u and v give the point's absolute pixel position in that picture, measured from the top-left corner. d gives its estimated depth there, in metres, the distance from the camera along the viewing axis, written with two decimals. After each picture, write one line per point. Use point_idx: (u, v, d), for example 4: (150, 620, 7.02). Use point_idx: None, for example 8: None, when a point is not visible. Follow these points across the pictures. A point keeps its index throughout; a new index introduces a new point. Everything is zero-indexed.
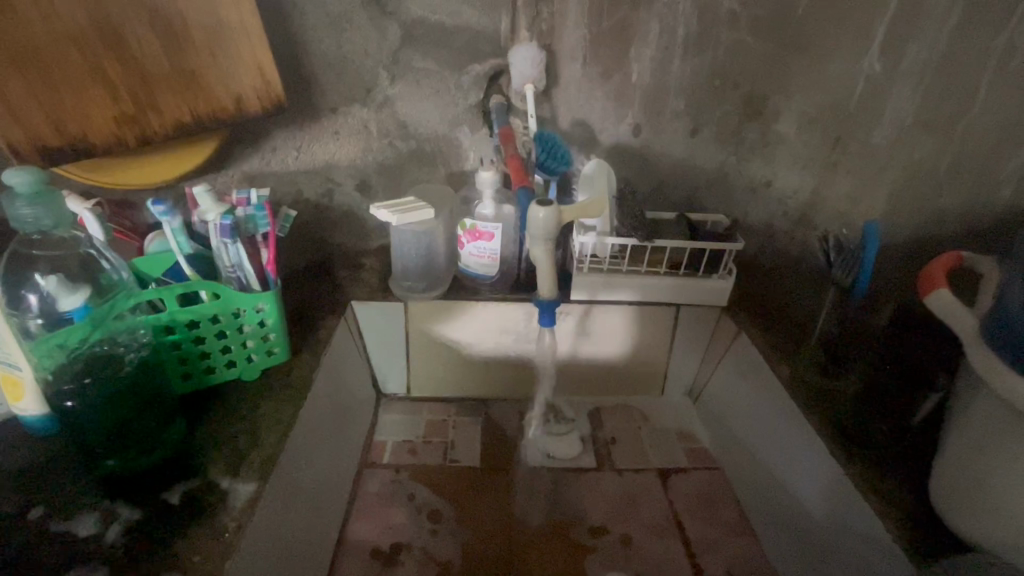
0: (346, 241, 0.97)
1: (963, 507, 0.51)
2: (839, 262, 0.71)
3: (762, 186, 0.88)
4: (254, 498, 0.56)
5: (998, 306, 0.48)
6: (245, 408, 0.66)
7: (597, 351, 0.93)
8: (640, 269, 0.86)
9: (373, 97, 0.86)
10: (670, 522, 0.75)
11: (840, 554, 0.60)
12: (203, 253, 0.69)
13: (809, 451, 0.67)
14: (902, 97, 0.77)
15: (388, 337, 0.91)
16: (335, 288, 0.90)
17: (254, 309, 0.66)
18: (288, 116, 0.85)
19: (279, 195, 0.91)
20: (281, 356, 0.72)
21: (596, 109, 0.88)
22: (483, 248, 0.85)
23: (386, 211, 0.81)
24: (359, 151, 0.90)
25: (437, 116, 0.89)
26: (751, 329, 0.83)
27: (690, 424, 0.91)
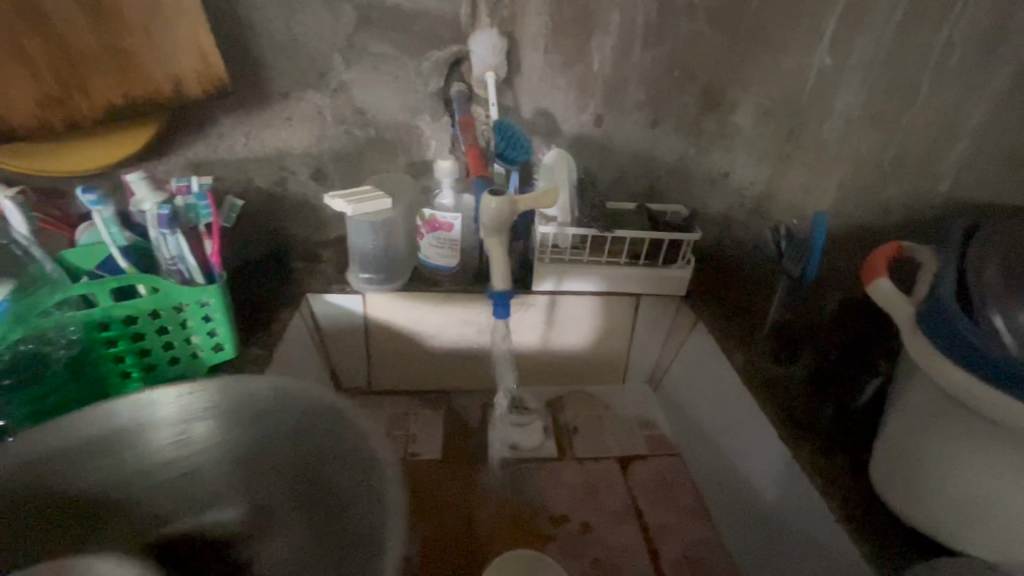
0: (302, 231, 0.93)
1: (900, 490, 0.54)
2: (790, 251, 0.73)
3: (721, 177, 0.90)
4: None
5: (931, 296, 0.51)
6: None
7: (560, 342, 0.93)
8: (601, 259, 0.86)
9: (327, 82, 0.83)
10: (628, 508, 0.76)
11: (793, 534, 0.63)
12: (140, 244, 0.65)
13: (761, 436, 0.69)
14: (851, 91, 0.76)
15: (347, 329, 0.89)
16: (291, 279, 0.87)
17: (197, 303, 0.63)
18: (235, 100, 0.81)
19: (229, 183, 0.87)
20: (230, 353, 0.68)
21: (559, 100, 0.87)
22: (442, 239, 0.84)
23: (342, 201, 0.79)
24: (313, 138, 0.87)
25: (396, 103, 0.86)
26: (708, 318, 0.85)
27: (650, 412, 0.93)
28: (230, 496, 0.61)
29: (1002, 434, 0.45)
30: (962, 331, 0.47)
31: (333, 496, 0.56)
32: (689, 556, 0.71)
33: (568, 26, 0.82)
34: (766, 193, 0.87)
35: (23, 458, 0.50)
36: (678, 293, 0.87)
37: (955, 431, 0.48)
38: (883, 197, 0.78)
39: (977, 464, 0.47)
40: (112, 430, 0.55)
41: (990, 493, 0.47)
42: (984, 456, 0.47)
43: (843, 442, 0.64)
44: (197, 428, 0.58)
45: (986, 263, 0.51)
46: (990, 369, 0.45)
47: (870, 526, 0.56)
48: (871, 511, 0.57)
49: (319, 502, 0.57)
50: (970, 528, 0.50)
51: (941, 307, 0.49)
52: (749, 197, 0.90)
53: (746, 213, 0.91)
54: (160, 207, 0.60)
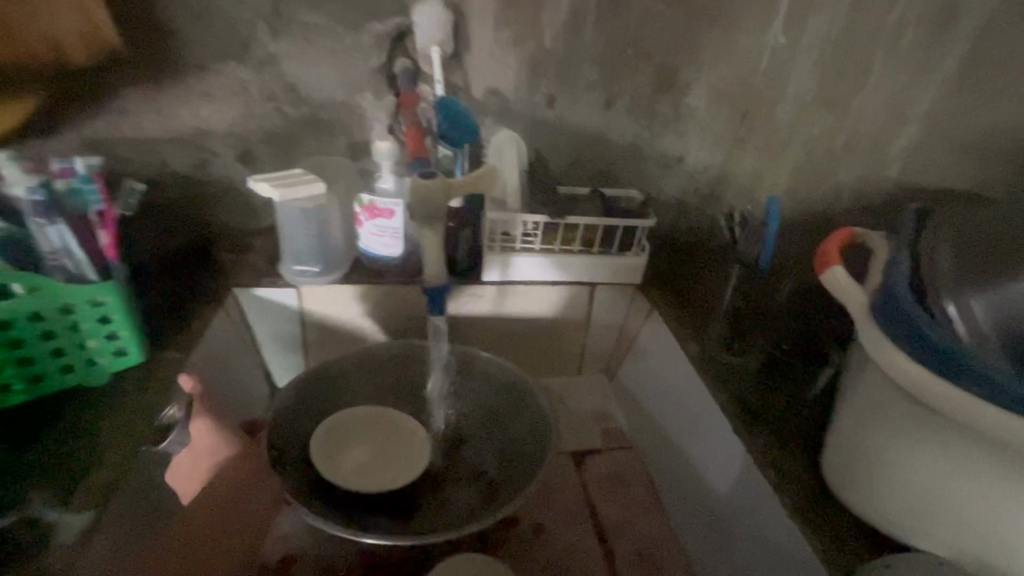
0: (228, 219, 0.85)
1: (853, 484, 0.53)
2: (744, 237, 0.71)
3: (675, 162, 0.86)
4: (89, 529, 0.47)
5: (884, 284, 0.50)
6: (85, 423, 0.56)
7: (513, 332, 0.89)
8: (554, 247, 0.82)
9: (252, 54, 0.75)
10: (583, 506, 0.73)
11: (749, 530, 0.61)
12: (11, 234, 0.56)
13: (715, 429, 0.67)
14: (806, 73, 0.75)
15: (280, 326, 0.82)
16: (216, 272, 0.79)
17: (89, 303, 0.55)
18: (142, 72, 0.72)
19: (140, 166, 0.78)
20: (135, 358, 0.61)
21: (510, 79, 0.81)
22: (384, 226, 0.78)
23: (269, 184, 0.72)
24: (237, 117, 0.78)
25: (332, 79, 0.78)
26: (663, 306, 0.82)
27: (605, 404, 0.90)
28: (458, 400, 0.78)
29: (957, 428, 0.45)
30: (920, 323, 0.45)
31: (519, 424, 0.74)
32: (643, 553, 0.69)
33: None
34: (721, 178, 0.85)
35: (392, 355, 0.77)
36: (634, 281, 0.84)
37: (909, 425, 0.47)
38: (833, 181, 0.78)
39: (930, 457, 0.47)
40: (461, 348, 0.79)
41: (941, 486, 0.47)
42: (937, 450, 0.46)
43: (795, 432, 0.64)
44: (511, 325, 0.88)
45: (936, 253, 0.50)
46: (939, 359, 0.44)
47: (821, 521, 0.55)
48: (824, 505, 0.56)
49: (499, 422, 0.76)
50: (922, 523, 0.49)
51: (895, 295, 0.48)
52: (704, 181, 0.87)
53: (700, 198, 0.88)
54: (35, 193, 0.54)
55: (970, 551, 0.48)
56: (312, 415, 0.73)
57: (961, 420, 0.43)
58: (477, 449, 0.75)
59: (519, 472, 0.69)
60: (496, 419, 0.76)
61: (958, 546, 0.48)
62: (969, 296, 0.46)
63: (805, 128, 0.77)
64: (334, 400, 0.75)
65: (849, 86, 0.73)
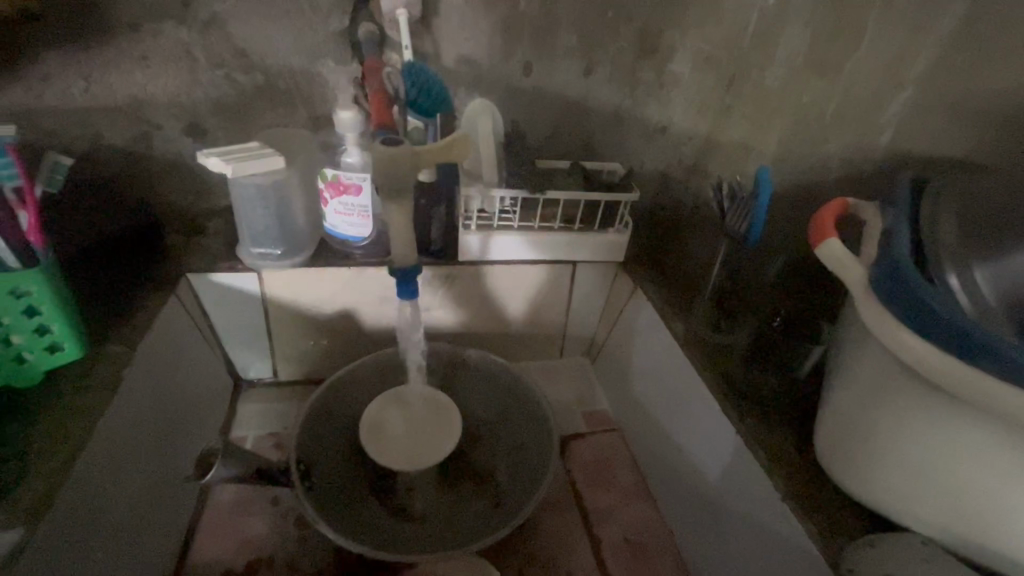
0: (178, 199, 0.78)
1: (850, 468, 0.51)
2: (731, 210, 0.68)
3: (657, 131, 0.83)
4: (19, 546, 0.42)
5: (886, 254, 0.47)
6: (15, 429, 0.50)
7: (492, 315, 0.85)
8: (532, 225, 0.77)
9: (194, 13, 0.67)
10: (568, 495, 0.71)
11: (738, 516, 0.59)
12: None
13: (703, 412, 0.65)
14: (794, 35, 0.71)
15: (240, 313, 0.76)
16: (165, 257, 0.72)
17: (11, 293, 0.49)
18: (65, 31, 0.63)
19: (69, 139, 0.70)
20: (73, 353, 0.55)
21: (483, 44, 0.75)
22: (350, 204, 0.72)
23: (218, 158, 0.64)
24: (180, 86, 0.70)
25: (289, 44, 0.71)
26: (648, 285, 0.79)
27: (588, 389, 0.87)
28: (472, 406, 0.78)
29: (966, 408, 0.42)
30: (926, 296, 0.42)
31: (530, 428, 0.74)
32: (631, 539, 0.67)
33: None
34: (704, 150, 0.82)
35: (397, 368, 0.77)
36: (617, 259, 0.81)
37: (911, 404, 0.45)
38: (822, 151, 0.74)
39: (933, 438, 0.44)
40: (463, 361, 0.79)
41: (945, 470, 0.44)
42: (943, 431, 0.43)
43: (788, 416, 0.62)
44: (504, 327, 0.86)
45: (940, 216, 0.48)
46: (955, 341, 0.41)
47: (814, 502, 0.53)
48: (818, 489, 0.54)
49: (508, 426, 0.76)
50: (924, 507, 0.47)
51: (896, 268, 0.45)
52: (688, 152, 0.83)
53: (684, 171, 0.85)
54: None
55: (971, 538, 0.46)
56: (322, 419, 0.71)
57: (969, 398, 0.41)
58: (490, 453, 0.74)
59: (526, 473, 0.69)
60: (505, 422, 0.76)
61: (960, 533, 0.46)
62: (975, 267, 0.44)
63: (795, 92, 0.74)
64: (348, 408, 0.74)
65: (840, 51, 0.70)
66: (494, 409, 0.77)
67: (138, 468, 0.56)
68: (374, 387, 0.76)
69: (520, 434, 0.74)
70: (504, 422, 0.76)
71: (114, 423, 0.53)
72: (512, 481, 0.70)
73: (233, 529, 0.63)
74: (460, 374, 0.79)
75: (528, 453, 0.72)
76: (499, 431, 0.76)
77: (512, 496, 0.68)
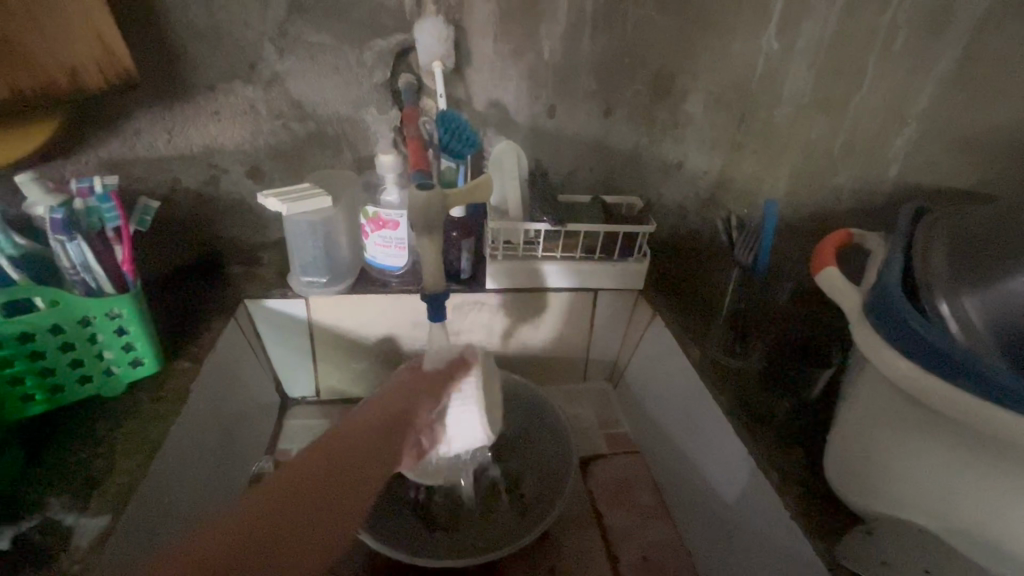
0: (240, 233, 0.88)
1: (861, 488, 0.52)
2: (742, 241, 0.72)
3: (674, 167, 0.87)
4: (105, 533, 0.49)
5: (878, 283, 0.50)
6: (103, 431, 0.58)
7: (520, 339, 0.91)
8: (555, 254, 0.83)
9: (259, 73, 0.77)
10: (589, 511, 0.74)
11: (752, 535, 0.61)
12: (34, 251, 0.57)
13: (718, 432, 0.67)
14: (800, 76, 0.76)
15: (290, 335, 0.84)
16: (227, 285, 0.81)
17: (106, 315, 0.57)
18: (154, 94, 0.75)
19: (153, 184, 0.80)
20: (150, 367, 0.63)
21: (509, 90, 0.83)
22: (388, 237, 0.79)
23: (277, 199, 0.73)
24: (246, 134, 0.81)
25: (338, 96, 0.81)
26: (665, 311, 0.83)
27: (610, 411, 0.91)
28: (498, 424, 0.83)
29: (963, 429, 0.43)
30: (917, 321, 0.45)
31: (551, 446, 0.78)
32: (649, 557, 0.69)
33: (516, 12, 0.77)
34: (719, 182, 0.87)
35: None
36: (637, 286, 0.85)
37: (912, 424, 0.47)
38: (833, 182, 0.80)
39: (938, 459, 0.46)
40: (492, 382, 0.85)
41: (951, 490, 0.45)
42: (947, 451, 0.45)
43: (800, 436, 0.64)
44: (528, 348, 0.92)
45: (931, 248, 0.51)
46: (938, 362, 0.43)
47: (825, 523, 0.55)
48: (830, 511, 0.56)
49: (533, 444, 0.80)
50: (937, 527, 0.48)
51: (890, 294, 0.48)
52: (704, 186, 0.88)
53: (701, 203, 0.89)
54: (54, 210, 0.54)
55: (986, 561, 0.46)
56: None
57: (961, 420, 0.42)
58: (513, 466, 0.78)
59: (549, 488, 0.73)
60: (529, 441, 0.80)
61: (973, 555, 0.46)
62: (964, 294, 0.47)
63: (804, 128, 0.78)
64: None
65: (846, 89, 0.74)
66: (518, 425, 0.82)
67: (200, 470, 0.63)
68: None
69: (543, 453, 0.78)
70: (529, 441, 0.80)
71: (181, 429, 0.60)
72: (534, 496, 0.73)
73: None
74: None
75: (549, 472, 0.76)
76: (525, 449, 0.79)
77: (536, 507, 0.72)
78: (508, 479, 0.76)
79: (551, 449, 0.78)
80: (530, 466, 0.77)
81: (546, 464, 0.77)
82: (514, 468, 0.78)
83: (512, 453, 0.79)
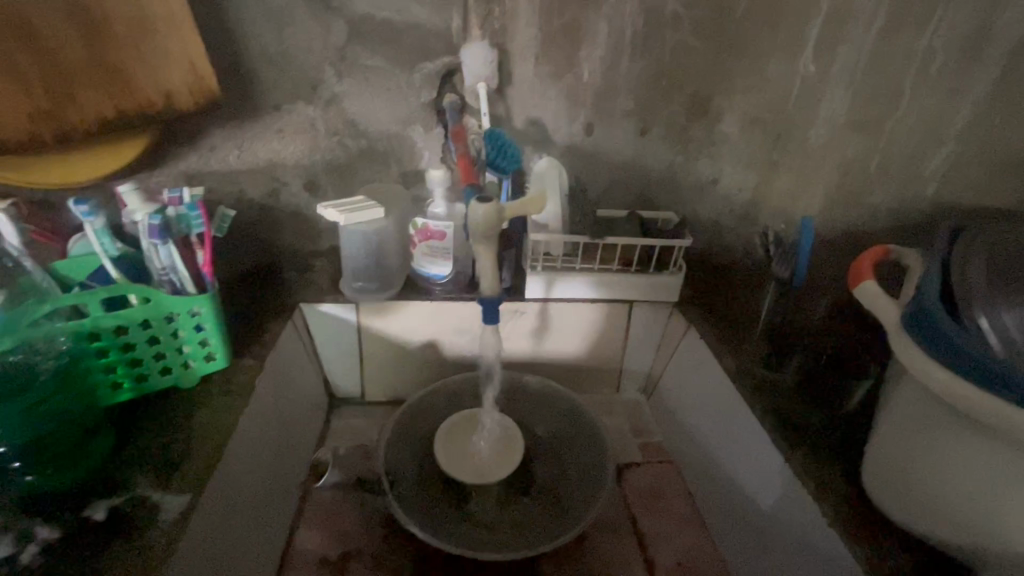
0: (295, 242, 0.94)
1: (901, 499, 0.54)
2: (779, 256, 0.74)
3: (709, 184, 0.91)
4: (187, 510, 0.53)
5: (916, 298, 0.52)
6: (179, 418, 0.63)
7: (556, 349, 0.94)
8: (592, 266, 0.86)
9: (319, 94, 0.83)
10: (624, 517, 0.76)
11: (789, 542, 0.62)
12: (131, 254, 0.65)
13: (755, 443, 0.69)
14: (835, 98, 0.78)
15: (340, 338, 0.89)
16: (285, 290, 0.87)
17: (188, 312, 0.63)
18: (228, 113, 0.82)
19: (220, 195, 0.87)
20: (221, 363, 0.69)
21: (550, 109, 0.88)
22: (435, 247, 0.83)
23: (334, 210, 0.78)
24: (306, 150, 0.87)
25: (389, 115, 0.86)
26: (701, 323, 0.85)
27: (643, 421, 0.93)
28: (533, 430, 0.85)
29: (1009, 441, 0.44)
30: (955, 334, 0.47)
31: (587, 452, 0.80)
32: (684, 563, 0.71)
33: (558, 37, 0.82)
34: (754, 199, 0.89)
35: (469, 386, 0.88)
36: (672, 298, 0.88)
37: (953, 434, 0.48)
38: (868, 202, 0.82)
39: (978, 467, 0.47)
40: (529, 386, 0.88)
41: (996, 502, 0.46)
42: (987, 462, 0.46)
43: (838, 446, 0.65)
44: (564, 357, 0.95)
45: (969, 265, 0.53)
46: (977, 373, 0.45)
47: (864, 532, 0.56)
48: (868, 521, 0.57)
49: (571, 451, 0.82)
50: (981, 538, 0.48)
51: (927, 307, 0.50)
52: (738, 203, 0.90)
53: (735, 219, 0.92)
54: (151, 217, 0.61)
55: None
56: (407, 435, 0.80)
57: (1005, 430, 0.44)
58: (548, 469, 0.80)
59: (587, 489, 0.75)
60: (565, 446, 0.83)
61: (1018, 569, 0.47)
62: (1001, 311, 0.49)
63: (839, 148, 0.80)
64: (428, 428, 0.83)
65: (880, 111, 0.77)
66: (555, 430, 0.85)
67: (262, 459, 0.67)
68: (450, 407, 0.85)
69: (579, 459, 0.80)
70: (566, 447, 0.83)
71: (249, 422, 0.65)
72: (570, 498, 0.76)
73: (329, 524, 0.72)
74: (527, 401, 0.88)
75: (583, 476, 0.78)
76: (564, 454, 0.82)
77: (574, 508, 0.74)
78: (544, 481, 0.79)
79: (588, 455, 0.80)
80: (569, 471, 0.79)
81: (582, 470, 0.79)
82: (550, 470, 0.80)
83: (550, 457, 0.82)
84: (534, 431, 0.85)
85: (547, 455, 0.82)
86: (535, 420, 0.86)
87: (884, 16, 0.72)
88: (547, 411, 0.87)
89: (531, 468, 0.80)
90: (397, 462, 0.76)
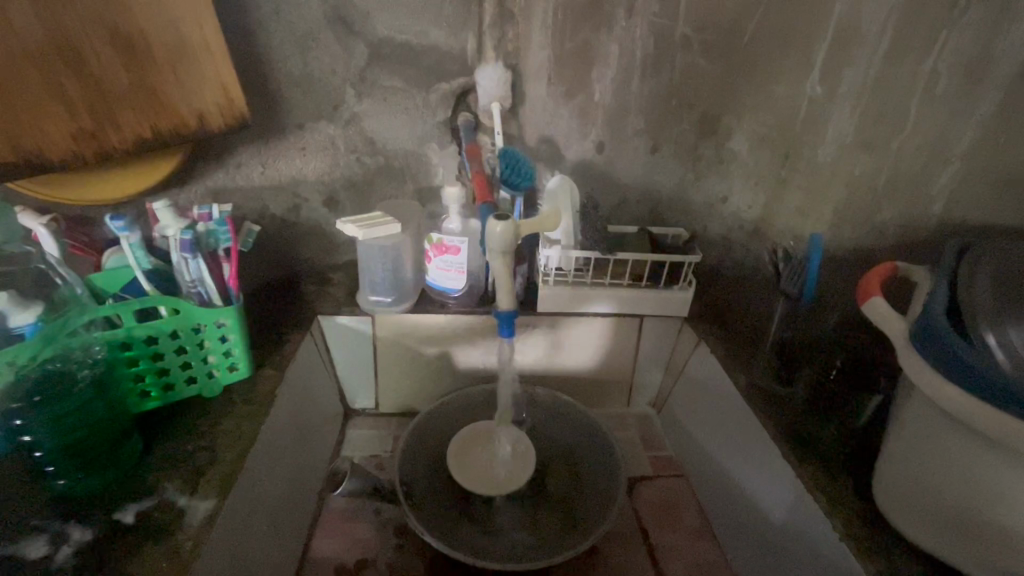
0: (315, 256, 0.97)
1: (911, 509, 0.54)
2: (787, 273, 0.76)
3: (718, 202, 0.93)
4: (211, 514, 0.55)
5: (923, 313, 0.53)
6: (203, 425, 0.65)
7: (568, 363, 0.95)
8: (603, 281, 0.87)
9: (340, 114, 0.86)
10: (634, 529, 0.77)
11: (799, 555, 0.62)
12: (163, 267, 0.68)
13: (765, 456, 0.69)
14: (843, 118, 0.80)
15: (357, 349, 0.91)
16: (304, 302, 0.90)
17: (215, 324, 0.65)
18: (254, 132, 0.85)
19: (245, 210, 0.91)
20: (243, 373, 0.71)
21: (561, 128, 0.90)
22: (450, 262, 0.85)
23: (354, 225, 0.80)
24: (326, 168, 0.90)
25: (406, 134, 0.89)
26: (711, 338, 0.86)
27: (655, 435, 0.94)
28: (545, 443, 0.86)
29: (1012, 452, 0.45)
30: (958, 349, 0.48)
31: (596, 462, 0.82)
32: None
33: (569, 59, 0.85)
34: (763, 216, 0.91)
35: (483, 399, 0.89)
36: (682, 313, 0.89)
37: (963, 448, 0.49)
38: (876, 220, 0.83)
39: (986, 479, 0.47)
40: (541, 399, 0.89)
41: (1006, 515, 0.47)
42: (997, 474, 0.47)
43: (847, 461, 0.66)
44: (575, 369, 0.96)
45: (976, 282, 0.54)
46: (980, 385, 0.46)
47: (876, 546, 0.56)
48: (879, 533, 0.57)
49: (581, 463, 0.83)
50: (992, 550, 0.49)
51: (933, 323, 0.51)
52: (748, 219, 0.92)
53: (745, 235, 0.93)
54: (182, 233, 0.64)
55: None
56: (421, 445, 0.81)
57: (1012, 443, 0.44)
58: (559, 481, 0.81)
59: (597, 503, 0.76)
60: (577, 458, 0.84)
61: None
62: (1008, 328, 0.49)
63: (848, 166, 0.82)
64: (441, 440, 0.84)
65: (888, 129, 0.78)
66: (566, 442, 0.86)
67: (281, 467, 0.69)
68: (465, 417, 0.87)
69: (591, 471, 0.81)
70: (577, 460, 0.83)
71: (270, 430, 0.67)
72: (581, 510, 0.76)
73: (344, 533, 0.73)
74: (540, 413, 0.89)
75: (593, 488, 0.78)
76: (576, 466, 0.82)
77: (586, 520, 0.74)
78: (555, 492, 0.80)
79: (599, 466, 0.81)
80: (580, 484, 0.80)
81: (592, 482, 0.80)
82: (559, 482, 0.81)
83: (563, 469, 0.83)
84: (543, 444, 0.86)
85: (557, 468, 0.83)
86: (548, 432, 0.88)
87: (890, 39, 0.74)
88: (559, 424, 0.88)
89: (543, 479, 0.81)
90: (412, 473, 0.77)
